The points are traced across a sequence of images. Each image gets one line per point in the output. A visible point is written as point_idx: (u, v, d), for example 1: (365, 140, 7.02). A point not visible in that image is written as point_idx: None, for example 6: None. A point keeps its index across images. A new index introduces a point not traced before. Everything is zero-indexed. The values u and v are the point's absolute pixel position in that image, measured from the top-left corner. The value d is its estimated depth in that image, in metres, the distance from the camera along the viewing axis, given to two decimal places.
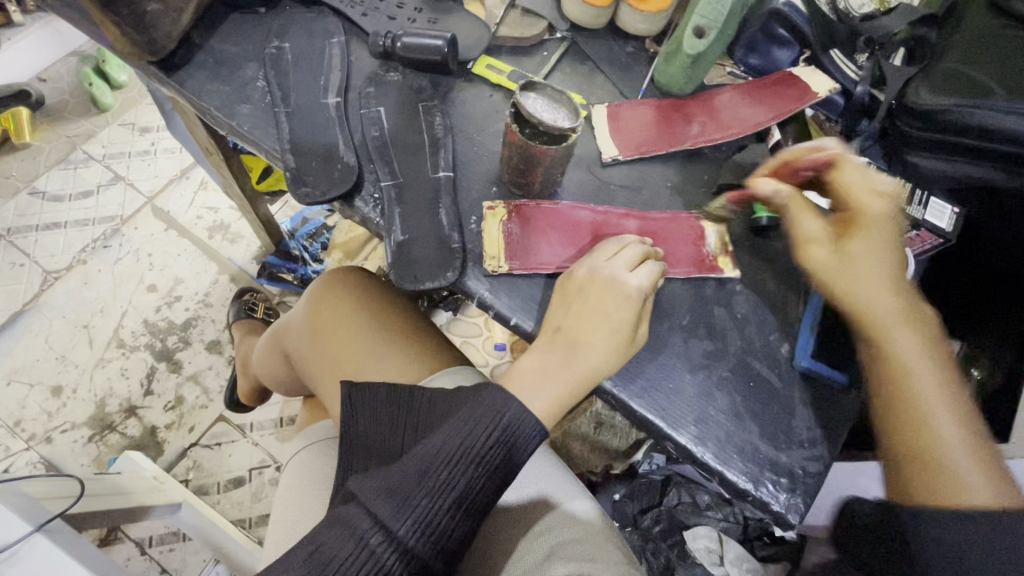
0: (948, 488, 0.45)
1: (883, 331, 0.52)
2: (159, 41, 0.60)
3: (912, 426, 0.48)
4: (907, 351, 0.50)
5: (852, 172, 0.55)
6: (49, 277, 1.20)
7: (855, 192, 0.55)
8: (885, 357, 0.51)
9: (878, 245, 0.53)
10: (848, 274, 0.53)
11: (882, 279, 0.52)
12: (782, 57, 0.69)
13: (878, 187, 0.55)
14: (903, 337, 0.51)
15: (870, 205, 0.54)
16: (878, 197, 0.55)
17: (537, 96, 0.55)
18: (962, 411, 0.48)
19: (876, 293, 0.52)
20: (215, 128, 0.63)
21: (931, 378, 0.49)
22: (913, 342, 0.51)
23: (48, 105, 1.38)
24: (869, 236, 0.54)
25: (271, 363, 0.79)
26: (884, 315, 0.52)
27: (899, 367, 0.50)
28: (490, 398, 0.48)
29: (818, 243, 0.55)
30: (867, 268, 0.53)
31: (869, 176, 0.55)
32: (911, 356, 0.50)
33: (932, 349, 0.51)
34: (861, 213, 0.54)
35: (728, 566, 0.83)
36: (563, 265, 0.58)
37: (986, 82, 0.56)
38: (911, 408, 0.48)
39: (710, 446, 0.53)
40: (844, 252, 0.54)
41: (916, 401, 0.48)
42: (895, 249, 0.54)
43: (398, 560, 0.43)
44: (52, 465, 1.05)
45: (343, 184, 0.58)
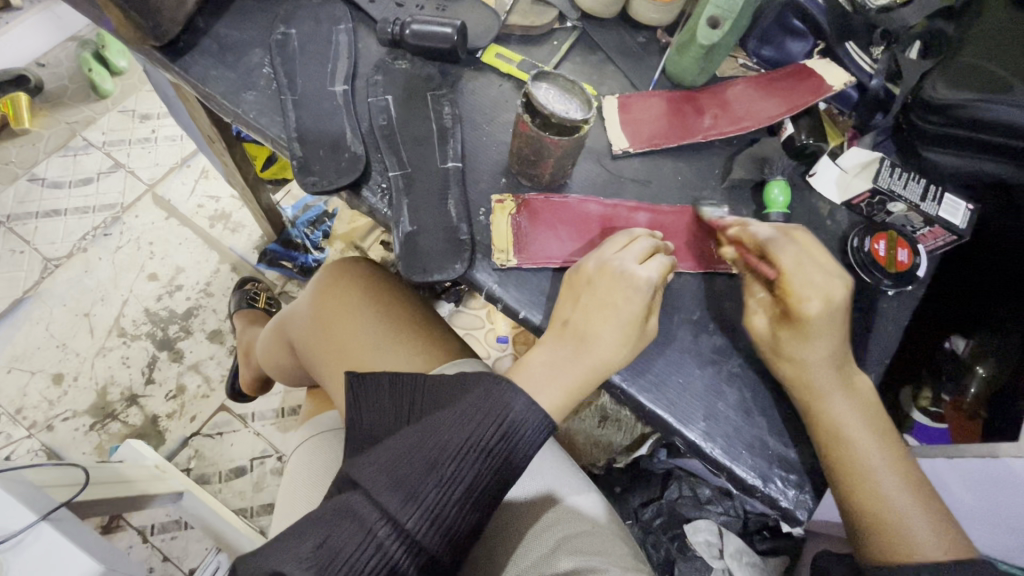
0: (904, 547, 0.46)
1: (816, 408, 0.50)
2: (164, 25, 0.59)
3: (859, 491, 0.48)
4: (846, 423, 0.49)
5: (795, 271, 0.51)
6: (50, 265, 1.19)
7: (789, 284, 0.51)
8: (824, 432, 0.50)
9: (809, 338, 0.50)
10: (778, 351, 0.52)
11: (818, 360, 0.50)
12: (796, 49, 0.69)
13: (818, 287, 0.50)
14: (841, 409, 0.50)
15: (803, 306, 0.50)
16: (815, 288, 0.50)
17: (549, 86, 0.55)
18: (907, 475, 0.49)
19: (811, 371, 0.50)
20: (220, 115, 0.62)
21: (874, 448, 0.49)
22: (850, 411, 0.50)
23: (46, 91, 1.36)
24: (802, 329, 0.50)
25: (275, 353, 0.79)
26: (820, 390, 0.50)
27: (842, 438, 0.49)
28: (498, 390, 0.48)
29: (758, 313, 0.54)
30: (796, 354, 0.51)
31: (806, 274, 0.51)
32: (852, 429, 0.49)
33: (871, 417, 0.50)
34: (796, 309, 0.51)
35: (728, 559, 0.82)
36: (570, 259, 0.57)
37: (1005, 74, 0.55)
38: (862, 476, 0.48)
39: (719, 442, 0.52)
40: (775, 334, 0.53)
41: (863, 471, 0.48)
42: (830, 337, 0.50)
43: (406, 553, 0.43)
44: (53, 453, 1.05)
45: (351, 173, 0.57)
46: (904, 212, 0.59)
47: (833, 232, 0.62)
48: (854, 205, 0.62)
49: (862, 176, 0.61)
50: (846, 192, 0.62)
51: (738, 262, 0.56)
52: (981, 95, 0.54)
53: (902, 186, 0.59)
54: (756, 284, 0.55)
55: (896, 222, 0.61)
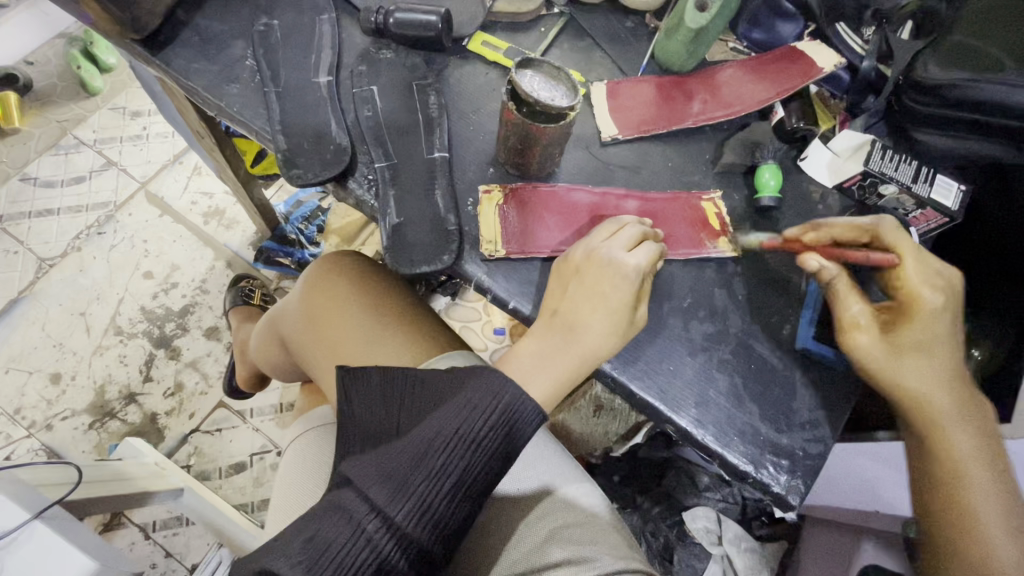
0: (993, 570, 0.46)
1: (938, 433, 0.49)
2: (142, 18, 0.58)
3: (961, 519, 0.48)
4: (964, 452, 0.49)
5: (916, 266, 0.51)
6: (44, 264, 1.19)
7: (909, 279, 0.51)
8: (939, 457, 0.50)
9: (926, 346, 0.50)
10: (902, 362, 0.50)
11: (940, 368, 0.50)
12: (786, 31, 0.68)
13: (940, 282, 0.51)
14: (958, 435, 0.49)
15: (925, 298, 0.50)
16: (939, 286, 0.51)
17: (534, 74, 0.54)
18: (1012, 504, 0.48)
19: (932, 383, 0.50)
20: (203, 109, 0.61)
21: (986, 479, 0.48)
22: (966, 433, 0.49)
23: (36, 89, 1.35)
24: (922, 331, 0.50)
25: (267, 349, 0.79)
26: (942, 407, 0.49)
27: (954, 465, 0.49)
28: (487, 380, 0.47)
29: (865, 330, 0.51)
30: (910, 370, 0.50)
31: (927, 264, 0.52)
32: (968, 458, 0.49)
33: (988, 444, 0.49)
34: (918, 304, 0.51)
35: (726, 545, 0.83)
36: (559, 248, 0.56)
37: (999, 54, 0.54)
38: (964, 503, 0.48)
39: (710, 429, 0.52)
40: (894, 341, 0.50)
41: (967, 498, 0.48)
42: (949, 344, 0.51)
43: (396, 547, 0.43)
44: (53, 452, 1.05)
45: (336, 165, 0.56)
46: (896, 196, 0.58)
47: (824, 217, 0.61)
48: (844, 188, 0.61)
49: (853, 160, 0.60)
50: (837, 175, 0.61)
51: (826, 270, 0.53)
52: (972, 75, 0.54)
53: (893, 168, 0.58)
54: (853, 297, 0.52)
55: (888, 205, 0.60)
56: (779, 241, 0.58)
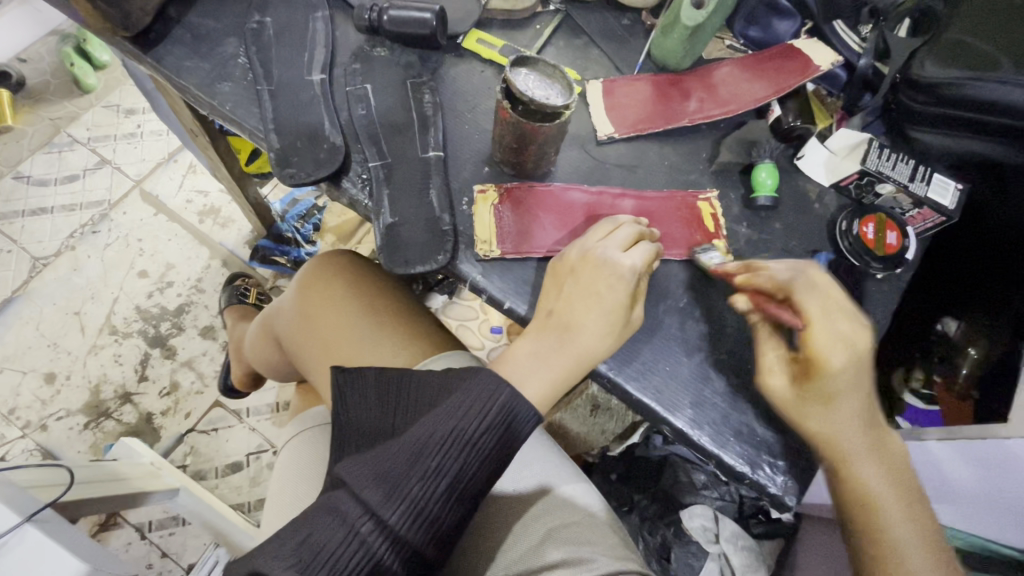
0: None
1: (849, 477, 0.47)
2: (133, 15, 0.58)
3: (882, 565, 0.45)
4: (878, 492, 0.47)
5: (820, 319, 0.48)
6: (38, 264, 1.18)
7: (812, 334, 0.48)
8: (854, 502, 0.47)
9: (829, 397, 0.47)
10: (811, 413, 0.48)
11: (845, 420, 0.47)
12: (783, 29, 0.68)
13: (846, 337, 0.48)
14: (873, 479, 0.47)
15: (830, 355, 0.47)
16: (840, 342, 0.47)
17: (529, 72, 0.53)
18: (932, 546, 0.45)
19: (839, 432, 0.47)
20: (196, 107, 0.61)
21: (899, 519, 0.46)
22: (880, 478, 0.47)
23: (29, 87, 1.34)
24: (827, 384, 0.47)
25: (263, 348, 0.78)
26: (851, 454, 0.47)
27: (869, 507, 0.47)
28: (482, 381, 0.47)
29: (775, 374, 0.50)
30: (814, 418, 0.48)
31: (831, 322, 0.48)
32: (883, 498, 0.47)
33: (906, 486, 0.48)
34: (819, 361, 0.47)
35: (723, 543, 0.81)
36: (555, 248, 0.56)
37: (992, 50, 0.54)
38: (886, 547, 0.45)
39: (706, 430, 0.52)
40: (800, 393, 0.48)
41: (888, 541, 0.45)
42: (862, 395, 0.48)
43: (389, 549, 0.42)
44: (47, 453, 1.04)
45: (330, 165, 0.56)
46: (893, 195, 0.59)
47: (822, 216, 0.61)
48: (842, 186, 0.61)
49: (850, 159, 0.60)
50: (834, 174, 0.61)
51: (754, 313, 0.53)
52: (970, 73, 0.53)
53: (891, 167, 0.58)
54: (774, 340, 0.51)
55: (885, 204, 0.60)
56: (722, 274, 0.55)
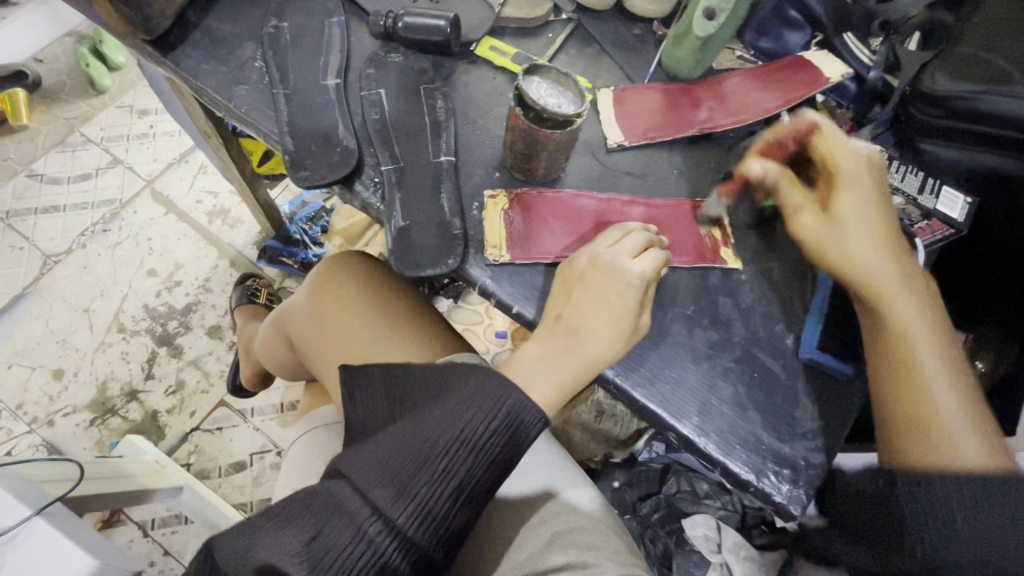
0: (941, 448, 0.46)
1: (888, 311, 0.50)
2: (153, 18, 0.59)
3: (908, 390, 0.48)
4: (914, 331, 0.49)
5: (837, 141, 0.53)
6: (48, 261, 1.19)
7: (831, 150, 0.53)
8: (889, 337, 0.50)
9: (858, 213, 0.51)
10: (838, 244, 0.51)
11: (863, 250, 0.51)
12: (793, 40, 0.68)
13: (862, 150, 0.53)
14: (908, 314, 0.50)
15: (852, 164, 0.52)
16: (860, 155, 0.53)
17: (541, 80, 0.54)
18: (958, 379, 0.48)
19: (866, 264, 0.50)
20: (212, 109, 0.62)
21: (934, 359, 0.49)
22: (917, 316, 0.50)
23: (44, 87, 1.36)
24: (856, 193, 0.52)
25: (272, 347, 0.79)
26: (885, 292, 0.50)
27: (902, 343, 0.49)
28: (490, 384, 0.47)
29: (808, 211, 0.53)
30: (853, 244, 0.51)
31: (846, 142, 0.53)
32: (918, 336, 0.49)
33: (933, 317, 0.50)
34: (841, 173, 0.52)
35: (725, 553, 0.82)
36: (563, 254, 0.56)
37: (1005, 65, 0.54)
38: (912, 377, 0.48)
39: (713, 437, 0.52)
40: (835, 215, 0.52)
41: (915, 368, 0.48)
42: (882, 207, 0.52)
43: (397, 549, 0.42)
44: (53, 448, 1.05)
45: (343, 167, 0.56)
46: (901, 207, 0.58)
47: None
48: None
49: None
50: None
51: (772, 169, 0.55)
52: (982, 87, 0.54)
53: (900, 179, 0.58)
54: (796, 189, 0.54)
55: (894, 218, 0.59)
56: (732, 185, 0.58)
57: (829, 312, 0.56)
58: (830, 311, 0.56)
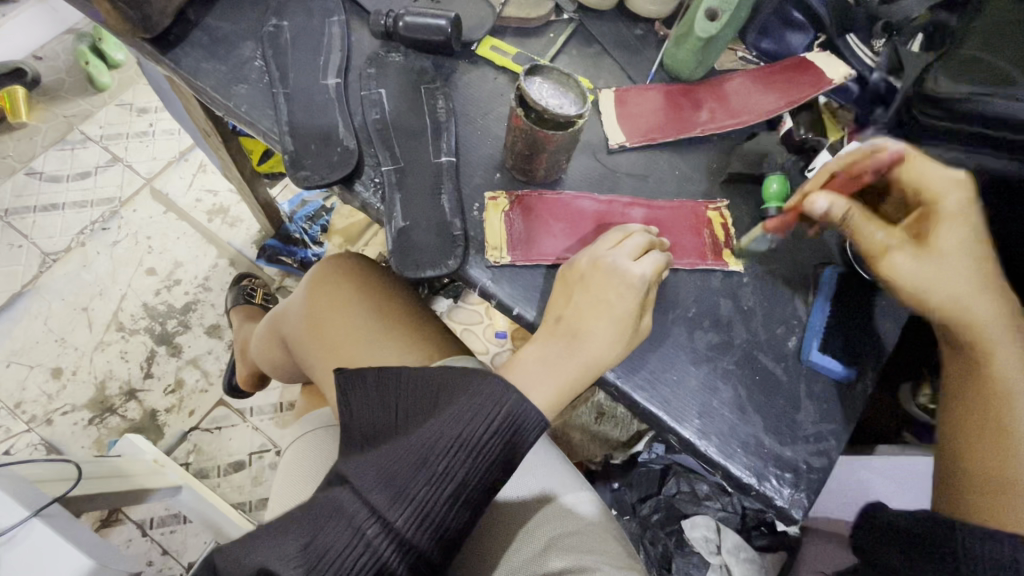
0: (1014, 509, 0.45)
1: (985, 354, 0.49)
2: (153, 17, 0.59)
3: (992, 440, 0.47)
4: (1012, 381, 0.48)
5: (924, 167, 0.53)
6: (47, 259, 1.19)
7: (921, 180, 0.52)
8: (988, 384, 0.48)
9: (965, 250, 0.50)
10: (937, 279, 0.50)
11: (963, 288, 0.50)
12: (796, 41, 0.68)
13: (953, 176, 0.52)
14: (1010, 363, 0.48)
15: (946, 198, 0.51)
16: (952, 187, 0.52)
17: (543, 81, 0.54)
18: None
19: (971, 306, 0.49)
20: (212, 109, 0.62)
21: None
22: (1019, 365, 0.48)
23: (44, 84, 1.36)
24: (954, 227, 0.51)
25: (270, 349, 0.78)
26: (988, 336, 0.49)
27: (1000, 394, 0.48)
28: (489, 386, 0.47)
29: (899, 249, 0.52)
30: (949, 280, 0.50)
31: (934, 170, 0.52)
32: (1016, 387, 0.48)
33: None
34: (937, 208, 0.52)
35: (724, 555, 0.82)
36: (563, 256, 0.56)
37: (1007, 67, 0.54)
38: (1002, 430, 0.47)
39: (713, 440, 0.52)
40: (936, 248, 0.51)
41: (1005, 419, 0.47)
42: (983, 247, 0.51)
43: (396, 551, 0.42)
44: (52, 447, 1.05)
45: (343, 167, 0.56)
46: None
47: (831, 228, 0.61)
48: None
49: None
50: None
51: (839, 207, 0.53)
52: (982, 88, 0.54)
53: None
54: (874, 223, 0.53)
55: None
56: (783, 218, 0.57)
57: (830, 317, 0.56)
58: (831, 316, 0.56)
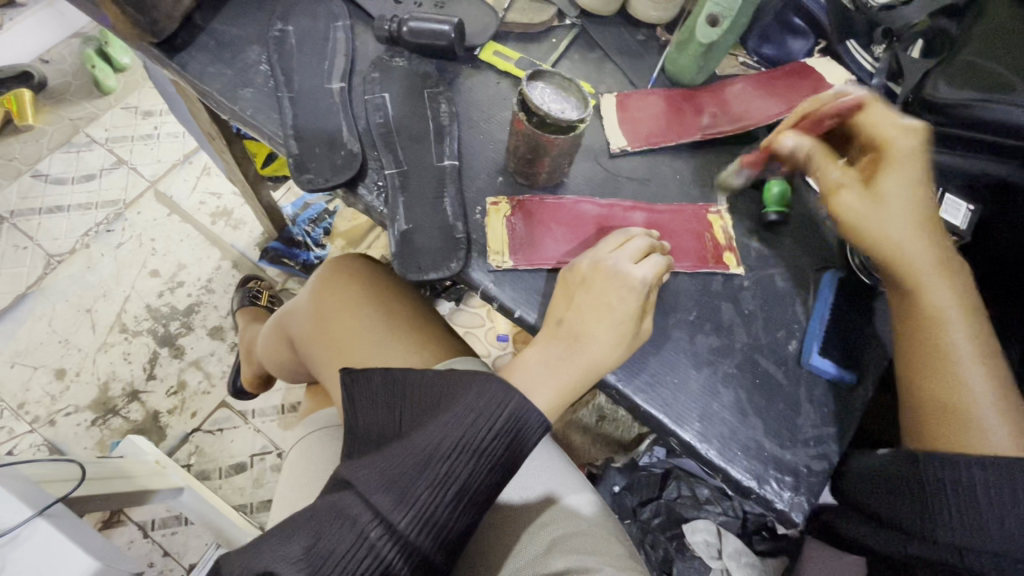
0: (961, 432, 0.47)
1: (922, 288, 0.51)
2: (160, 22, 0.59)
3: (934, 367, 0.49)
4: (947, 310, 0.50)
5: (876, 112, 0.54)
6: (52, 260, 1.19)
7: (867, 122, 0.54)
8: (924, 315, 0.50)
9: (904, 188, 0.51)
10: (876, 218, 0.52)
11: (902, 225, 0.51)
12: (797, 47, 0.69)
13: (901, 123, 0.53)
14: (944, 294, 0.50)
15: (893, 140, 0.52)
16: (901, 128, 0.52)
17: (545, 85, 0.54)
18: (985, 357, 0.49)
19: (908, 242, 0.51)
20: (217, 112, 0.62)
21: (964, 340, 0.49)
22: (951, 295, 0.50)
23: (50, 88, 1.37)
24: (898, 169, 0.52)
25: (275, 349, 0.79)
26: (922, 270, 0.51)
27: (937, 324, 0.50)
28: (492, 389, 0.47)
29: (848, 189, 0.53)
30: (889, 220, 0.51)
31: (884, 113, 0.53)
32: (950, 315, 0.50)
33: (967, 299, 0.51)
34: (885, 149, 0.53)
35: (726, 560, 0.81)
36: (564, 259, 0.57)
37: (1006, 73, 0.55)
38: (941, 356, 0.49)
39: (714, 444, 0.52)
40: (876, 190, 0.52)
41: (945, 348, 0.49)
42: (924, 185, 0.52)
43: (399, 554, 0.42)
44: (55, 448, 1.05)
45: (347, 171, 0.57)
46: None
47: (832, 233, 0.61)
48: None
49: None
50: None
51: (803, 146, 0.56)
52: (984, 95, 0.54)
53: None
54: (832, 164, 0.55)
55: None
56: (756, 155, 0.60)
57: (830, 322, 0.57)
58: (831, 321, 0.57)
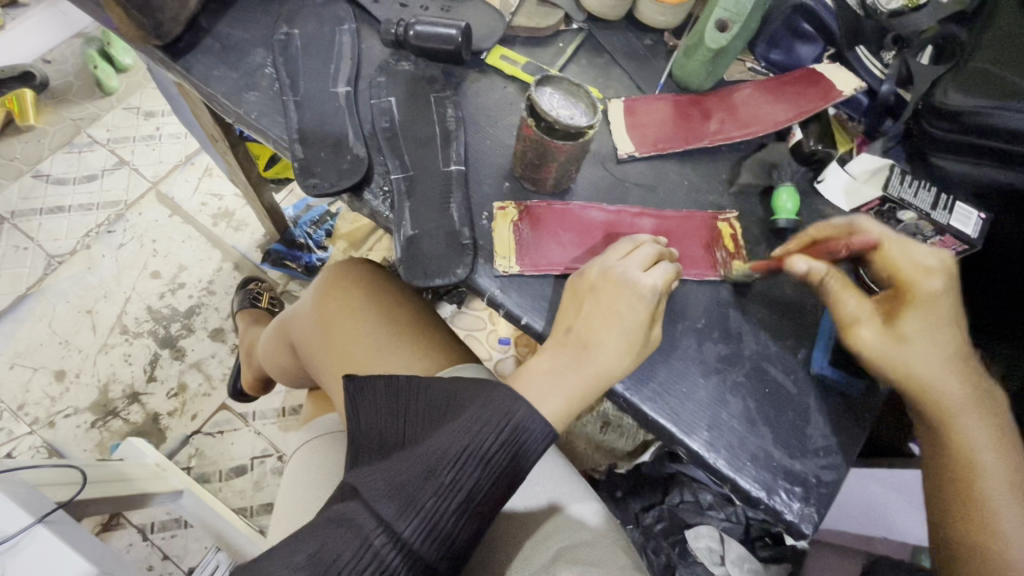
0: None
1: (949, 424, 0.48)
2: (165, 24, 0.59)
3: (967, 505, 0.46)
4: (977, 447, 0.47)
5: (897, 249, 0.51)
6: (52, 261, 1.19)
7: (889, 256, 0.51)
8: (955, 458, 0.48)
9: (930, 329, 0.49)
10: (901, 360, 0.49)
11: (928, 364, 0.48)
12: (805, 53, 0.69)
13: (923, 262, 0.50)
14: (972, 430, 0.48)
15: (921, 282, 0.49)
16: (931, 269, 0.50)
17: (553, 91, 0.54)
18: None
19: (933, 381, 0.48)
20: (222, 115, 0.62)
21: (998, 475, 0.46)
22: (983, 431, 0.48)
23: (52, 87, 1.36)
24: (924, 313, 0.49)
25: (276, 353, 0.78)
26: (950, 406, 0.48)
27: (969, 466, 0.47)
28: (498, 398, 0.47)
29: (867, 324, 0.50)
30: (918, 356, 0.49)
31: (908, 247, 0.51)
32: (982, 451, 0.47)
33: (1001, 435, 0.48)
34: (910, 289, 0.50)
35: (728, 565, 0.82)
36: (572, 265, 0.56)
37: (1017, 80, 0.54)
38: (972, 497, 0.46)
39: (722, 453, 0.51)
40: (899, 332, 0.49)
41: (977, 485, 0.46)
42: (954, 326, 0.49)
43: (402, 562, 0.42)
44: (54, 450, 1.05)
45: (353, 175, 0.56)
46: (914, 221, 0.56)
47: None
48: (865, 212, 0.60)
49: (871, 184, 0.59)
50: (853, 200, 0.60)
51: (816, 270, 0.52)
52: (993, 101, 0.53)
53: (912, 194, 0.56)
54: (851, 293, 0.51)
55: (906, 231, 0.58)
56: (769, 263, 0.57)
57: None
58: None
